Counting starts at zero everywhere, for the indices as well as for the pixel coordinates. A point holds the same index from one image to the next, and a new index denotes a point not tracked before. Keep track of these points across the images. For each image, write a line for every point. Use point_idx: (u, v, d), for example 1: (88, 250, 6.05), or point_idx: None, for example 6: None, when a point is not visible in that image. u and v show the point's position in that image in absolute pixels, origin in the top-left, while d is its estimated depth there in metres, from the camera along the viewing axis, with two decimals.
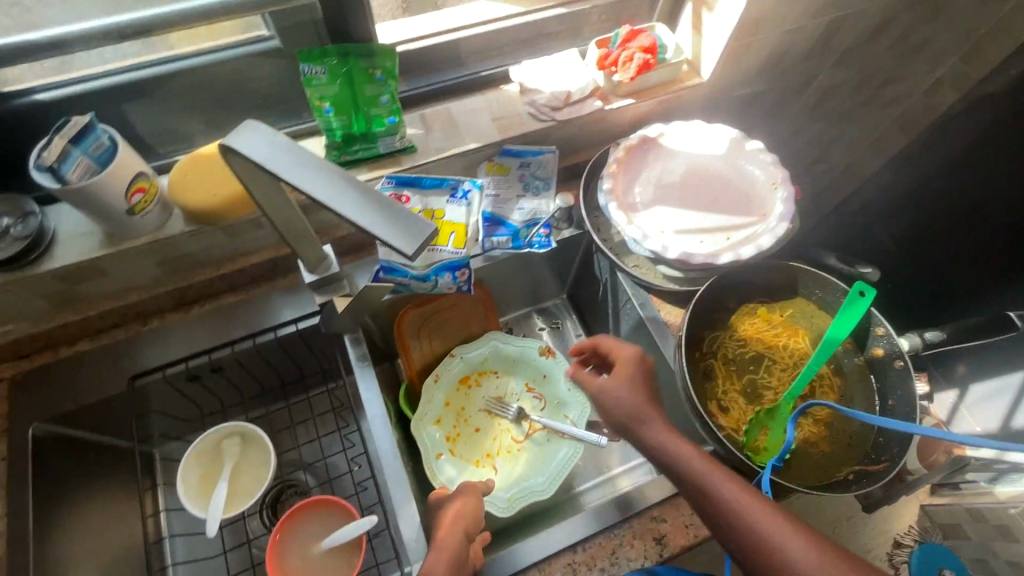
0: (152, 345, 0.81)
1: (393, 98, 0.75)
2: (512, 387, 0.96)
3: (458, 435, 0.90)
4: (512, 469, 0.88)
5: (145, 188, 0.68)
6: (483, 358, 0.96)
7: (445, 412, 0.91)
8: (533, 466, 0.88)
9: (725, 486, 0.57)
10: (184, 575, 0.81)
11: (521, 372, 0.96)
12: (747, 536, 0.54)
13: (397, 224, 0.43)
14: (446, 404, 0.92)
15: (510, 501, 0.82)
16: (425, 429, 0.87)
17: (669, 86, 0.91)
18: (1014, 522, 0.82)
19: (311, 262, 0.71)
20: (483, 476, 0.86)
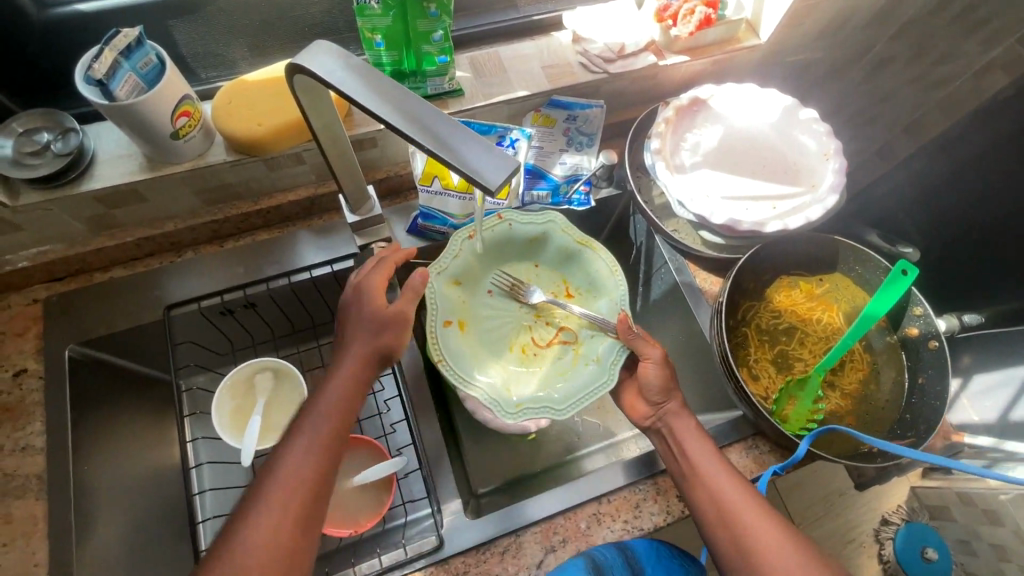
0: (186, 276, 0.81)
1: (446, 36, 0.71)
2: (544, 282, 0.81)
3: (482, 315, 0.77)
4: (524, 371, 0.75)
5: (191, 112, 0.66)
6: (534, 235, 0.79)
7: (474, 277, 0.78)
8: (555, 379, 0.73)
9: (723, 484, 0.62)
10: (212, 501, 0.83)
11: (567, 269, 0.81)
12: (731, 533, 0.60)
13: (479, 157, 0.42)
14: (472, 270, 0.77)
15: (518, 409, 0.69)
16: (439, 287, 0.74)
17: (726, 45, 0.87)
18: (1003, 509, 0.86)
19: (354, 201, 0.70)
20: (488, 363, 0.74)
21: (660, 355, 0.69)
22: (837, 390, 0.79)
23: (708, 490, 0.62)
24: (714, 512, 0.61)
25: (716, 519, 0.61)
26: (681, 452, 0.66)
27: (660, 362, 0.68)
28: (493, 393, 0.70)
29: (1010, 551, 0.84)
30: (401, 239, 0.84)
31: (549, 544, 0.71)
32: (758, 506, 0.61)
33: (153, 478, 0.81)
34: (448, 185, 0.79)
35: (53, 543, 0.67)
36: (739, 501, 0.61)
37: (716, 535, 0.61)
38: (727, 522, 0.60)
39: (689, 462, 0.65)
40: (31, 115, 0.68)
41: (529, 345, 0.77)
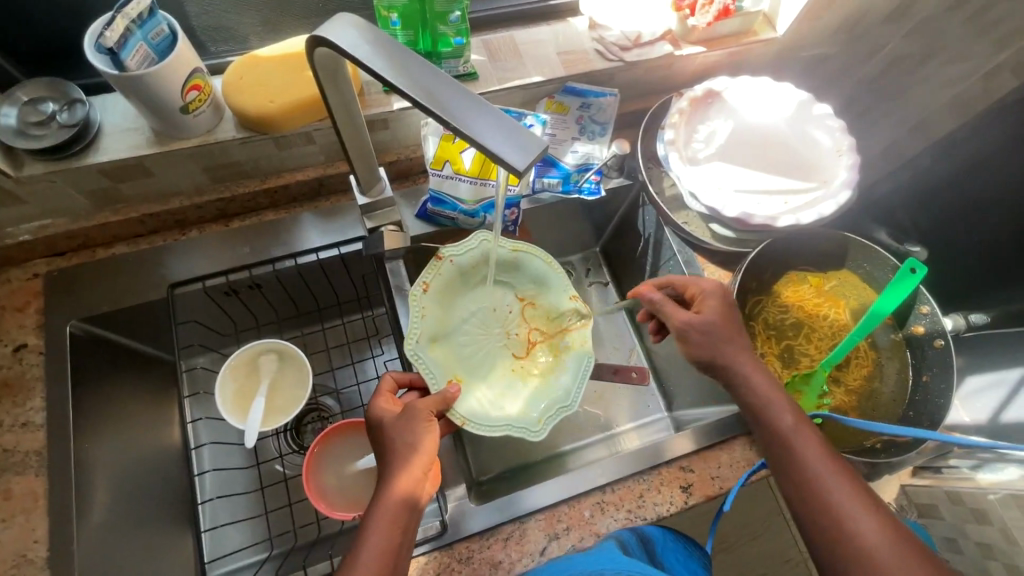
0: (190, 255, 0.79)
1: (463, 17, 0.70)
2: (498, 298, 0.81)
3: (461, 358, 0.76)
4: (524, 390, 0.76)
5: (201, 86, 0.65)
6: (476, 261, 0.78)
7: (440, 325, 0.75)
8: (549, 383, 0.76)
9: (808, 448, 0.61)
10: (211, 483, 0.83)
11: (511, 280, 0.81)
12: (815, 502, 0.58)
13: (506, 137, 0.41)
14: (441, 320, 0.75)
15: (540, 424, 0.71)
16: (422, 354, 0.71)
17: (742, 38, 0.87)
18: (990, 506, 0.86)
19: (365, 182, 0.69)
20: (492, 400, 0.73)
21: (686, 322, 0.66)
22: (841, 385, 0.80)
23: (801, 470, 0.60)
24: (808, 492, 0.59)
25: (812, 501, 0.59)
26: (770, 429, 0.63)
27: (684, 329, 0.67)
28: (513, 422, 0.71)
29: (996, 550, 0.85)
30: (409, 223, 0.85)
31: (553, 531, 0.71)
32: (855, 488, 0.58)
33: (154, 457, 0.80)
34: (459, 170, 0.78)
35: (55, 519, 0.67)
36: (836, 481, 0.59)
37: (810, 517, 0.59)
38: (822, 503, 0.58)
39: (780, 434, 0.63)
40: (36, 83, 0.66)
41: (509, 363, 0.78)
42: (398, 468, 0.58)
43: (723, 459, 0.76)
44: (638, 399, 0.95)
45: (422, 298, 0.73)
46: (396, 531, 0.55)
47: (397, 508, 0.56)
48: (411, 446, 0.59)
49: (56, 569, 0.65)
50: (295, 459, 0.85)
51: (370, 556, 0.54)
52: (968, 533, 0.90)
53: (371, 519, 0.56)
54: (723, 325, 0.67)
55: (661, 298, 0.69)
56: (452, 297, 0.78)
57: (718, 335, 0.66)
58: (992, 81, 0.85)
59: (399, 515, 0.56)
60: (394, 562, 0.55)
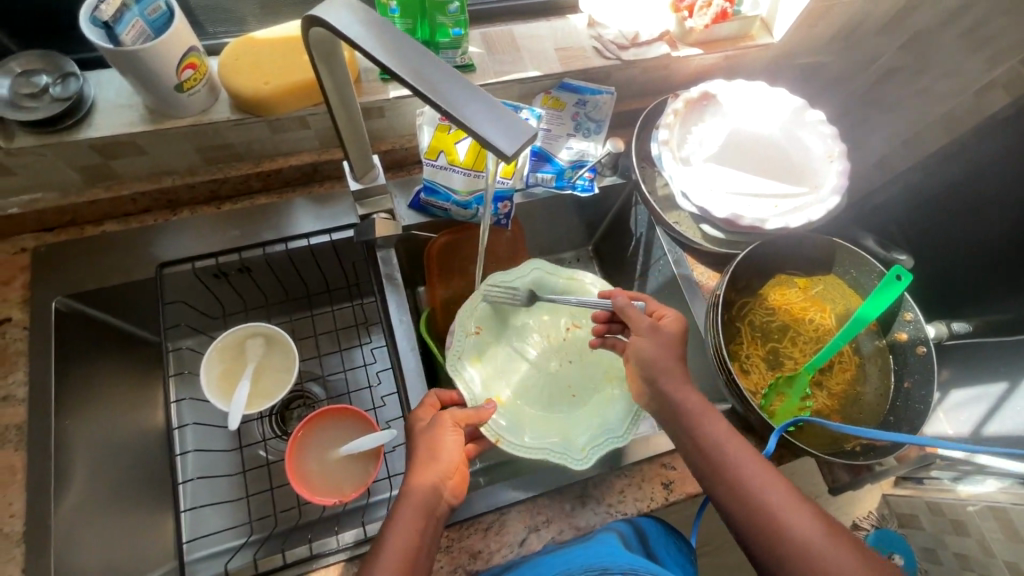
0: (179, 235, 0.79)
1: (462, 8, 0.71)
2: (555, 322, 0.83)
3: (511, 379, 0.77)
4: (577, 415, 0.76)
5: (196, 65, 0.65)
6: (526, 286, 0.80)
7: (492, 342, 0.78)
8: (597, 411, 0.75)
9: (751, 469, 0.59)
10: (193, 464, 0.83)
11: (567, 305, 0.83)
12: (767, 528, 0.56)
13: (497, 123, 0.41)
14: (486, 342, 0.78)
15: (583, 451, 0.70)
16: (465, 372, 0.74)
17: (739, 42, 0.87)
18: (969, 518, 0.87)
19: (358, 169, 0.69)
20: (541, 426, 0.74)
21: (649, 326, 0.66)
22: (824, 389, 0.81)
23: (744, 491, 0.58)
24: (746, 506, 0.58)
25: (751, 515, 0.57)
26: (704, 443, 0.62)
27: (649, 331, 0.66)
28: (558, 446, 0.71)
29: (974, 561, 0.86)
30: (401, 213, 0.85)
31: (533, 523, 0.71)
32: (795, 496, 0.57)
33: (136, 437, 0.80)
34: (454, 161, 0.78)
35: (31, 494, 0.66)
36: (772, 489, 0.58)
37: (753, 533, 0.57)
38: (762, 516, 0.57)
39: (720, 459, 0.61)
40: (31, 56, 0.66)
41: (565, 389, 0.79)
42: (420, 471, 0.59)
43: None
44: None
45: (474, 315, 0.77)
46: (417, 532, 0.55)
47: (418, 510, 0.56)
48: (433, 452, 0.60)
49: (31, 543, 0.64)
50: (279, 444, 0.85)
51: (392, 553, 0.54)
52: (946, 544, 0.91)
53: (393, 516, 0.56)
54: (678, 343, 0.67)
55: (627, 302, 0.67)
56: (502, 319, 0.80)
57: (677, 348, 0.66)
58: (986, 96, 0.86)
59: (421, 516, 0.56)
60: (415, 565, 0.54)
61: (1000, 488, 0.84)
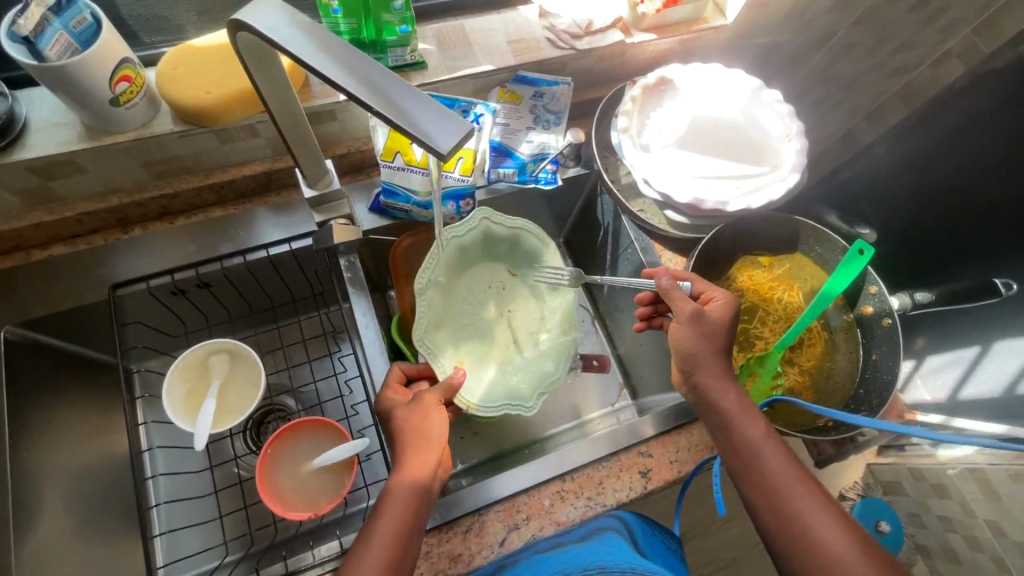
0: (133, 253, 0.77)
1: (407, 5, 0.69)
2: (495, 276, 0.85)
3: (460, 338, 0.80)
4: (524, 360, 0.81)
5: (132, 77, 0.62)
6: (469, 242, 0.80)
7: (443, 305, 0.80)
8: (537, 359, 0.81)
9: (774, 460, 0.61)
10: (164, 487, 0.81)
11: (506, 256, 0.84)
12: (781, 516, 0.59)
13: (433, 120, 0.39)
14: (441, 305, 0.79)
15: (532, 398, 0.77)
16: (428, 338, 0.75)
17: (692, 25, 0.87)
18: (951, 482, 0.90)
19: (311, 175, 0.67)
20: (494, 377, 0.79)
21: (694, 313, 0.65)
22: (796, 366, 0.81)
23: (761, 479, 0.61)
24: (770, 503, 0.60)
25: (772, 511, 0.59)
26: (735, 441, 0.63)
27: (691, 318, 0.65)
28: (509, 396, 0.77)
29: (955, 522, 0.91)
30: (363, 219, 0.83)
31: (512, 522, 0.71)
32: (812, 490, 0.60)
33: (101, 465, 0.78)
34: (410, 161, 0.76)
35: None
36: (799, 490, 0.59)
37: (772, 525, 0.59)
38: (785, 515, 0.59)
39: (744, 451, 0.62)
40: None
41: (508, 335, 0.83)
42: (413, 450, 0.61)
43: (682, 442, 0.77)
44: (604, 385, 0.95)
45: (426, 287, 0.77)
46: (410, 510, 0.58)
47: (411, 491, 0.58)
48: (424, 430, 0.62)
49: None
50: (252, 460, 0.83)
51: (384, 533, 0.56)
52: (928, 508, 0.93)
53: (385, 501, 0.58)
54: (722, 332, 0.67)
55: (672, 284, 0.68)
56: (452, 280, 0.81)
57: (716, 337, 0.66)
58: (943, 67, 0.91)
59: (413, 500, 0.58)
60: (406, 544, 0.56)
61: (978, 451, 0.88)
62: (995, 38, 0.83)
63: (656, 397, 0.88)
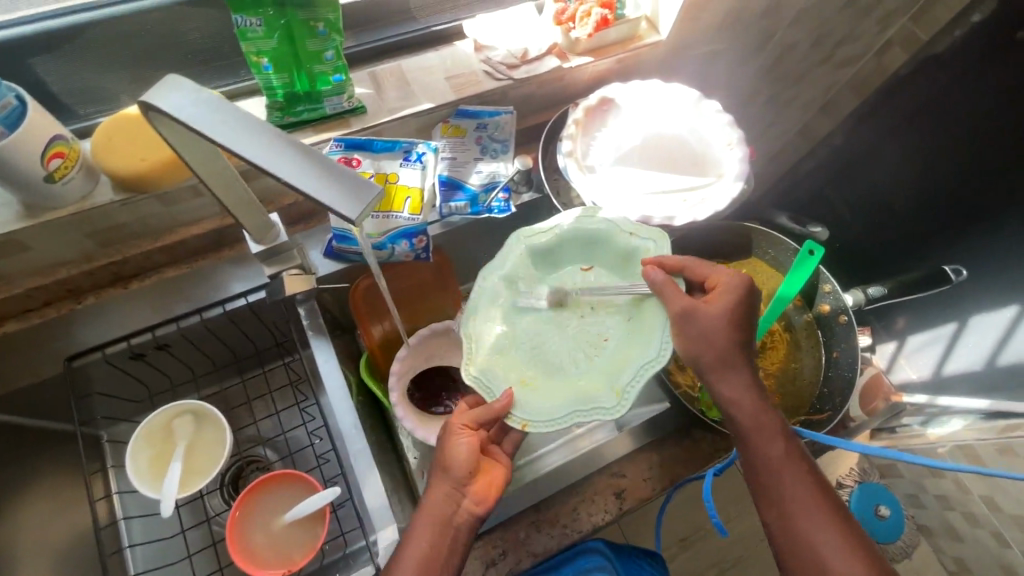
0: (90, 323, 0.76)
1: (338, 54, 0.70)
2: (566, 281, 0.71)
3: (534, 354, 0.65)
4: (613, 358, 0.63)
5: (65, 152, 0.62)
6: (515, 259, 0.70)
7: (503, 328, 0.67)
8: (631, 347, 0.63)
9: (796, 482, 0.60)
10: (141, 557, 0.80)
11: (571, 258, 0.72)
12: (794, 539, 0.58)
13: (341, 186, 0.39)
14: (505, 323, 0.67)
15: (617, 399, 0.60)
16: (484, 364, 0.64)
17: (628, 43, 0.88)
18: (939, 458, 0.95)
19: (257, 232, 0.67)
20: (579, 390, 0.61)
21: (686, 307, 0.61)
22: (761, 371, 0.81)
23: (780, 499, 0.60)
24: (783, 523, 0.59)
25: (787, 535, 0.59)
26: (756, 457, 0.62)
27: (681, 316, 0.61)
28: (595, 399, 0.60)
29: (953, 500, 1.13)
30: (319, 264, 0.84)
31: (489, 558, 0.71)
32: (830, 517, 0.58)
33: (73, 539, 0.77)
34: None
35: None
36: (817, 517, 0.58)
37: (784, 541, 0.59)
38: (798, 539, 0.58)
39: (766, 471, 0.61)
40: None
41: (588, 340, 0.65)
42: (435, 484, 0.61)
43: (654, 460, 0.77)
44: None
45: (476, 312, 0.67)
46: (431, 542, 0.58)
47: (433, 522, 0.59)
48: (445, 462, 0.62)
49: None
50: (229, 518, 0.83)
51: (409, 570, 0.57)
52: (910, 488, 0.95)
53: (413, 532, 0.59)
54: (727, 325, 0.62)
55: (662, 280, 0.62)
56: (510, 298, 0.69)
57: (715, 334, 0.61)
58: (886, 56, 1.03)
59: (438, 530, 0.59)
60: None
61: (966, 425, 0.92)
62: (928, 26, 0.95)
63: None
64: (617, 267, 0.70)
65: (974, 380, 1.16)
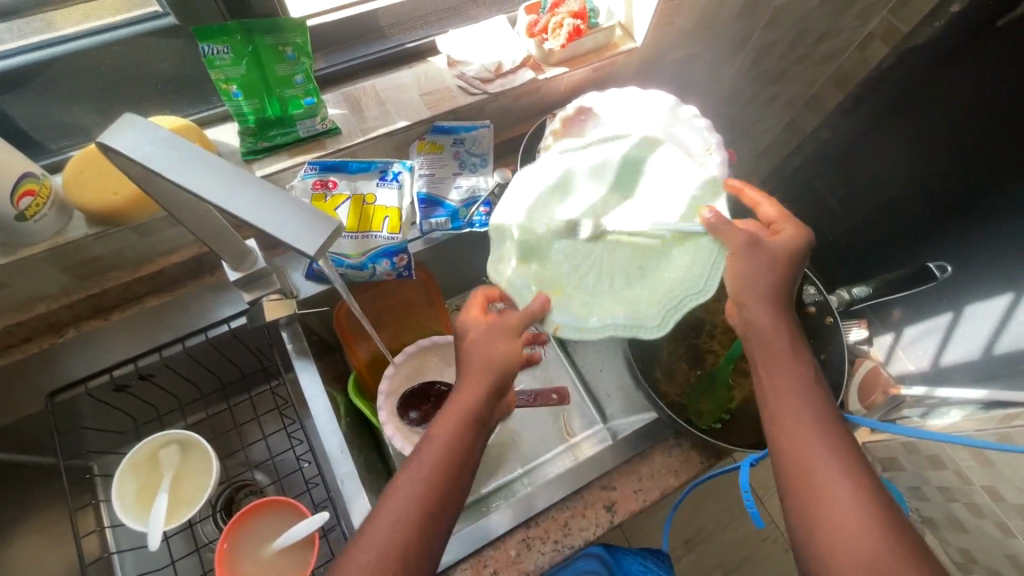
0: (71, 357, 0.76)
1: (308, 77, 0.70)
2: (619, 203, 0.67)
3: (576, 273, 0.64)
4: (657, 282, 0.62)
5: (36, 190, 0.62)
6: (565, 179, 0.68)
7: (543, 242, 0.65)
8: (676, 275, 0.61)
9: (804, 408, 0.54)
10: None
11: (623, 185, 0.68)
12: (798, 469, 0.52)
13: (299, 221, 0.39)
14: (547, 239, 0.65)
15: (657, 320, 0.59)
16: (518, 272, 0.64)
17: (603, 52, 0.88)
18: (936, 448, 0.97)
19: (234, 259, 0.67)
20: (620, 306, 0.61)
21: (750, 240, 0.60)
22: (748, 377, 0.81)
23: (785, 424, 0.54)
24: (787, 453, 0.53)
25: (791, 469, 0.53)
26: (764, 379, 0.57)
27: (746, 248, 0.60)
28: (632, 318, 0.60)
29: (956, 491, 1.01)
30: (300, 285, 0.83)
31: None
32: (837, 452, 0.52)
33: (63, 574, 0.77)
34: None
35: None
36: (823, 446, 0.52)
37: (786, 474, 0.53)
38: (802, 470, 0.52)
39: (773, 395, 0.56)
40: None
41: (630, 262, 0.63)
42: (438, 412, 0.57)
43: (644, 471, 0.76)
44: (580, 407, 0.99)
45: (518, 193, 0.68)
46: (415, 481, 0.53)
47: (424, 453, 0.54)
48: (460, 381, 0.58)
49: None
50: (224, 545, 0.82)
51: (384, 510, 0.52)
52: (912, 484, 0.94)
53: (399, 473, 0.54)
54: (785, 259, 0.61)
55: (717, 219, 0.61)
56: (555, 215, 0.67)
57: (777, 267, 0.60)
58: (868, 49, 1.04)
59: (424, 465, 0.54)
60: (406, 527, 0.51)
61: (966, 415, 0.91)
62: (908, 18, 0.95)
63: (624, 419, 0.91)
64: (670, 198, 0.66)
65: (973, 369, 1.09)
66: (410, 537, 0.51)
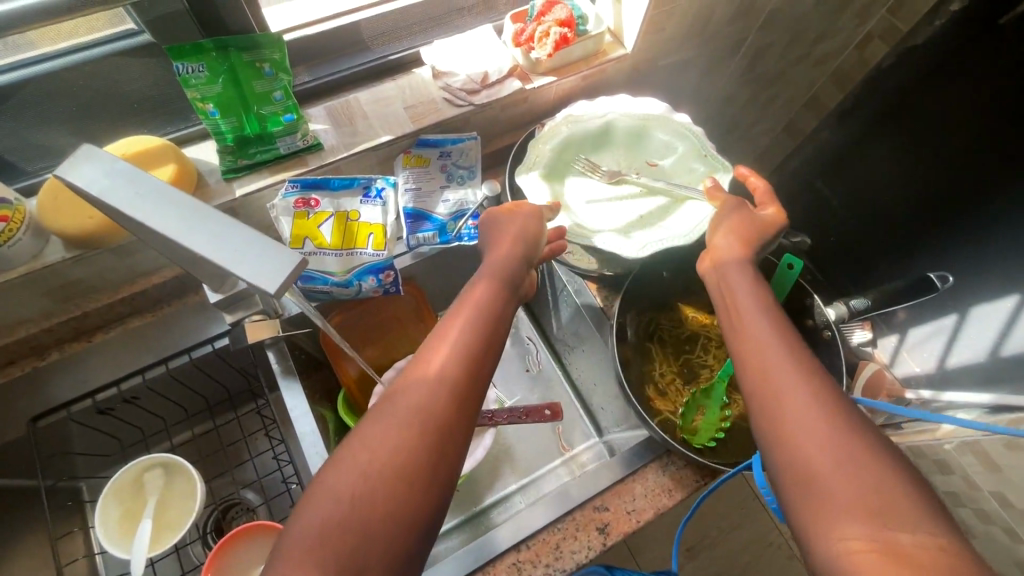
0: (52, 380, 0.75)
1: (288, 94, 0.69)
2: (636, 159, 0.81)
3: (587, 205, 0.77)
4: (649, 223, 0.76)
5: (8, 215, 0.61)
6: (598, 125, 0.81)
7: (562, 170, 0.80)
8: (667, 222, 0.75)
9: (773, 342, 0.49)
10: None
11: (643, 148, 0.81)
12: (765, 405, 0.46)
13: (260, 258, 0.38)
14: (567, 169, 0.80)
15: (640, 248, 0.73)
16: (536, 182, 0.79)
17: (591, 60, 0.86)
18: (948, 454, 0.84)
19: (214, 281, 0.63)
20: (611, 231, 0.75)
21: (739, 200, 0.67)
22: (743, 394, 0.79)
23: (755, 356, 0.49)
24: (755, 388, 0.48)
25: (759, 407, 0.47)
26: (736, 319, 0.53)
27: (735, 205, 0.66)
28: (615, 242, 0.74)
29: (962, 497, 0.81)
30: (287, 304, 0.77)
31: None
32: (808, 385, 0.46)
33: None
34: (322, 245, 0.73)
35: None
36: (791, 376, 0.46)
37: (757, 413, 0.47)
38: (768, 402, 0.46)
39: (743, 332, 0.52)
40: None
41: (632, 208, 0.77)
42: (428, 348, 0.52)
43: (638, 490, 0.74)
44: (577, 419, 0.98)
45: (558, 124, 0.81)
46: (393, 421, 0.46)
47: (411, 383, 0.49)
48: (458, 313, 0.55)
49: None
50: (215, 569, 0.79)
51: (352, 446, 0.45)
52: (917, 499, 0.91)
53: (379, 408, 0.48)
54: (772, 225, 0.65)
55: (714, 187, 0.71)
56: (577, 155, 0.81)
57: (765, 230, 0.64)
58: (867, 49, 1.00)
59: (408, 401, 0.47)
60: (376, 469, 0.43)
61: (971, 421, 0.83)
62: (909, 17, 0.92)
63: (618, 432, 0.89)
64: (678, 164, 0.79)
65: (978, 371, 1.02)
66: (413, 469, 0.44)
